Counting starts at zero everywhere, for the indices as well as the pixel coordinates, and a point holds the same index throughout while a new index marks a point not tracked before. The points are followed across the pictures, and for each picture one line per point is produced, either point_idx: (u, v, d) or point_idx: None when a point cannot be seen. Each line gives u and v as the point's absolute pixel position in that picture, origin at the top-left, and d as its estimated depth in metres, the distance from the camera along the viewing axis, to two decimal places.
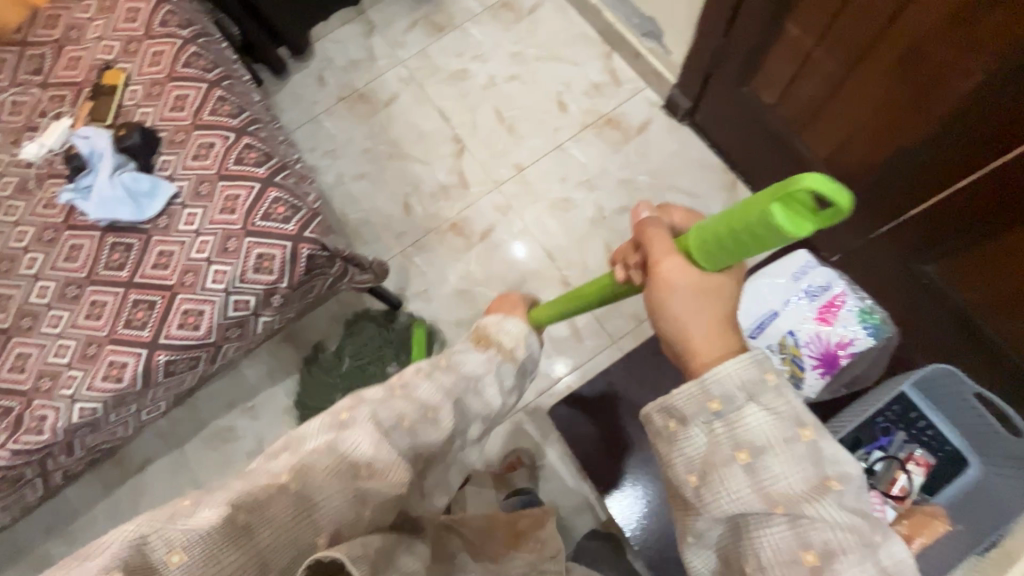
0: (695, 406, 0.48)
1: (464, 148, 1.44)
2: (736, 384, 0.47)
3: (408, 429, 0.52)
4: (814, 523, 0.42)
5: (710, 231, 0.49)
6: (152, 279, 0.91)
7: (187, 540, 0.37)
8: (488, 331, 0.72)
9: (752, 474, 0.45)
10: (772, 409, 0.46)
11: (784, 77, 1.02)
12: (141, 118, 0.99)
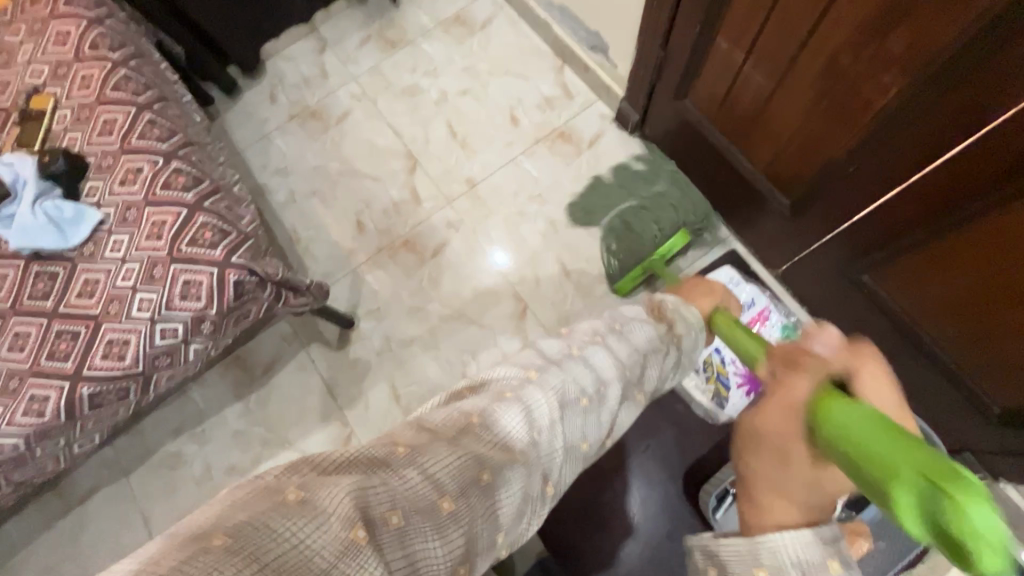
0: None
1: (417, 164, 1.43)
2: (792, 559, 0.46)
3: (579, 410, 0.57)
4: None
5: (858, 433, 0.40)
6: (77, 308, 0.89)
7: (403, 510, 0.44)
8: (664, 306, 0.69)
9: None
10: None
11: (719, 93, 1.02)
12: (69, 143, 0.98)
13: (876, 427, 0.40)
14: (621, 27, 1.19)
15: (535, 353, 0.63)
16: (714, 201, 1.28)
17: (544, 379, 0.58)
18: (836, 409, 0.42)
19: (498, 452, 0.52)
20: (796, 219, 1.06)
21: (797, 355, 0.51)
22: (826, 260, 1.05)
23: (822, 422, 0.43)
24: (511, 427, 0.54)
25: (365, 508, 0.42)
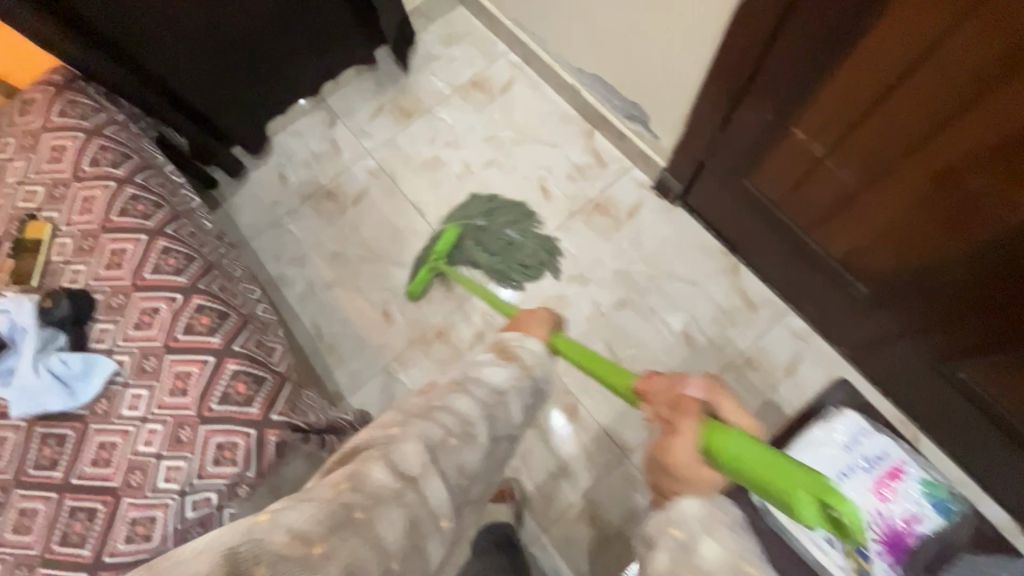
0: (659, 533, 0.53)
1: (444, 246, 1.33)
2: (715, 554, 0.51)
3: (452, 447, 0.57)
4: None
5: (752, 457, 0.51)
6: (91, 480, 0.77)
7: (263, 559, 0.46)
8: (510, 346, 0.68)
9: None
10: (721, 544, 0.49)
11: (791, 180, 0.94)
12: (72, 278, 0.86)
13: (755, 446, 0.51)
14: (666, 102, 1.11)
15: (398, 411, 0.61)
16: (770, 275, 1.20)
17: (407, 430, 0.56)
18: (726, 439, 0.52)
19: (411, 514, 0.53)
20: (872, 309, 0.98)
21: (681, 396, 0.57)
22: (904, 352, 0.99)
23: (719, 452, 0.52)
24: (381, 479, 0.52)
25: (230, 562, 0.46)
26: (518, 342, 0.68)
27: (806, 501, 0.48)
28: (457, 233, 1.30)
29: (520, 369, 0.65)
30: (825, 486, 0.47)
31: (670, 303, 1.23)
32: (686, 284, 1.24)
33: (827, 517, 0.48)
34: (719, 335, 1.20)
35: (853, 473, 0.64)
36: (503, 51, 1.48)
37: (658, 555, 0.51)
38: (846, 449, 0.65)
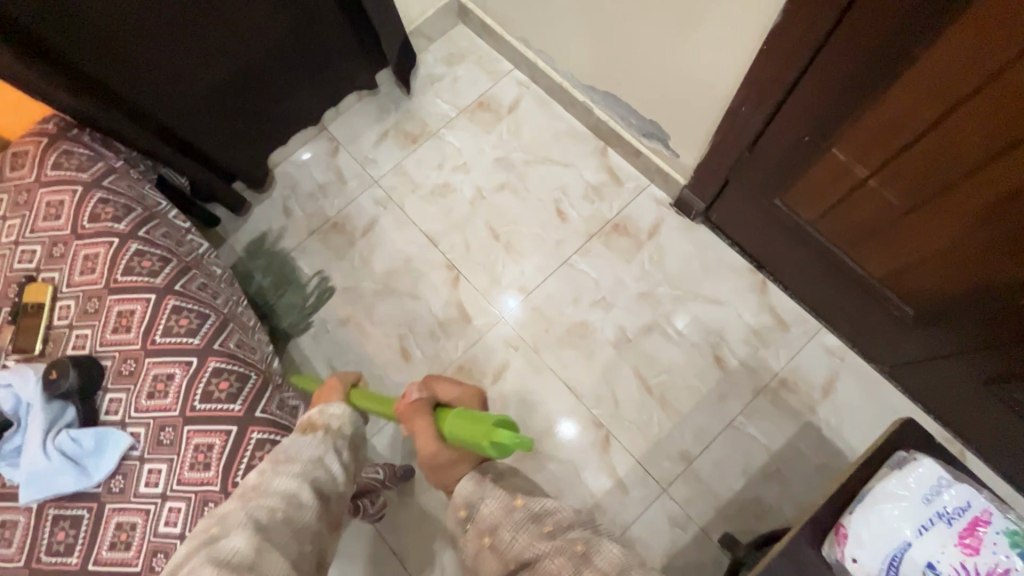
0: (457, 525, 0.63)
1: (459, 275, 1.28)
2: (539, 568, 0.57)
3: (282, 519, 0.60)
4: None
5: (460, 425, 0.64)
6: (110, 565, 0.71)
7: None
8: (313, 421, 0.70)
9: (523, 518, 0.59)
10: (495, 500, 0.62)
11: (828, 201, 0.90)
12: (78, 344, 0.81)
13: (462, 417, 0.65)
14: (689, 121, 1.06)
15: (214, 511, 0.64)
16: (801, 293, 1.15)
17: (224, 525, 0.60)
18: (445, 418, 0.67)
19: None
20: (917, 329, 0.94)
21: (405, 406, 0.70)
22: (952, 371, 0.95)
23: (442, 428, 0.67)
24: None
25: None
26: (320, 413, 0.70)
27: (491, 447, 0.60)
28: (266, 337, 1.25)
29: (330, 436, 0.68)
30: (494, 427, 0.61)
31: (699, 326, 1.19)
32: (713, 305, 1.20)
33: (503, 449, 0.61)
34: (751, 357, 1.16)
35: (932, 526, 0.61)
36: (508, 69, 1.44)
37: (465, 544, 0.62)
38: (925, 500, 0.62)
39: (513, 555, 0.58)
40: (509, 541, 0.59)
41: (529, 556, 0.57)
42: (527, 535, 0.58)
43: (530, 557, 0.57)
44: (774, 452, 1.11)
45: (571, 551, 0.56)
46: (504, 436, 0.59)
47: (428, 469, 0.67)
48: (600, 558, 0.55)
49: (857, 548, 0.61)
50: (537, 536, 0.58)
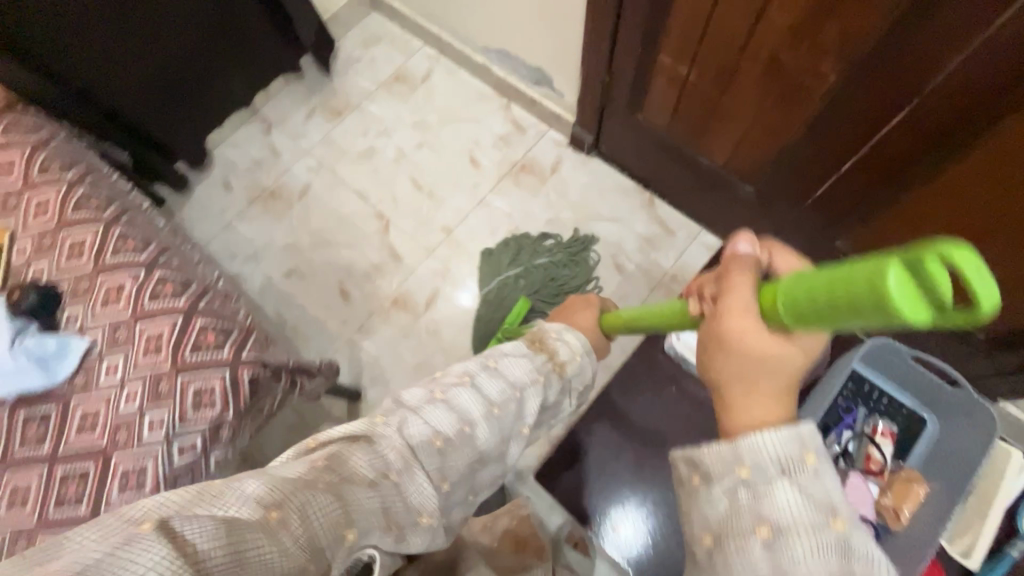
0: (721, 469, 0.44)
1: (389, 223, 1.44)
2: (772, 458, 0.43)
3: (437, 447, 0.58)
4: (774, 494, 0.42)
5: (803, 283, 0.40)
6: (78, 447, 0.83)
7: (207, 517, 0.43)
8: (545, 336, 0.76)
9: (837, 554, 0.39)
10: (806, 491, 0.41)
11: (672, 99, 1.09)
12: (36, 274, 0.92)
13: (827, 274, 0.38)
14: (566, 60, 1.27)
15: (394, 402, 0.63)
16: (682, 201, 1.35)
17: (388, 418, 0.59)
18: (770, 291, 0.45)
19: (378, 502, 0.51)
20: (762, 205, 1.14)
21: (725, 259, 0.51)
22: (796, 238, 1.14)
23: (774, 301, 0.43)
24: (358, 463, 0.53)
25: (163, 522, 0.41)
26: (555, 337, 0.76)
27: (900, 277, 0.31)
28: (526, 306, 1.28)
29: (548, 362, 0.72)
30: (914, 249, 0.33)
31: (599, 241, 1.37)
32: (610, 223, 1.39)
33: (911, 294, 0.32)
34: (645, 262, 1.35)
35: None
36: (419, 46, 1.63)
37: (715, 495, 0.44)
38: None
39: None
40: (794, 559, 0.39)
41: (777, 495, 0.41)
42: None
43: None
44: None
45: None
46: (894, 284, 0.31)
47: (720, 352, 0.48)
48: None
49: None
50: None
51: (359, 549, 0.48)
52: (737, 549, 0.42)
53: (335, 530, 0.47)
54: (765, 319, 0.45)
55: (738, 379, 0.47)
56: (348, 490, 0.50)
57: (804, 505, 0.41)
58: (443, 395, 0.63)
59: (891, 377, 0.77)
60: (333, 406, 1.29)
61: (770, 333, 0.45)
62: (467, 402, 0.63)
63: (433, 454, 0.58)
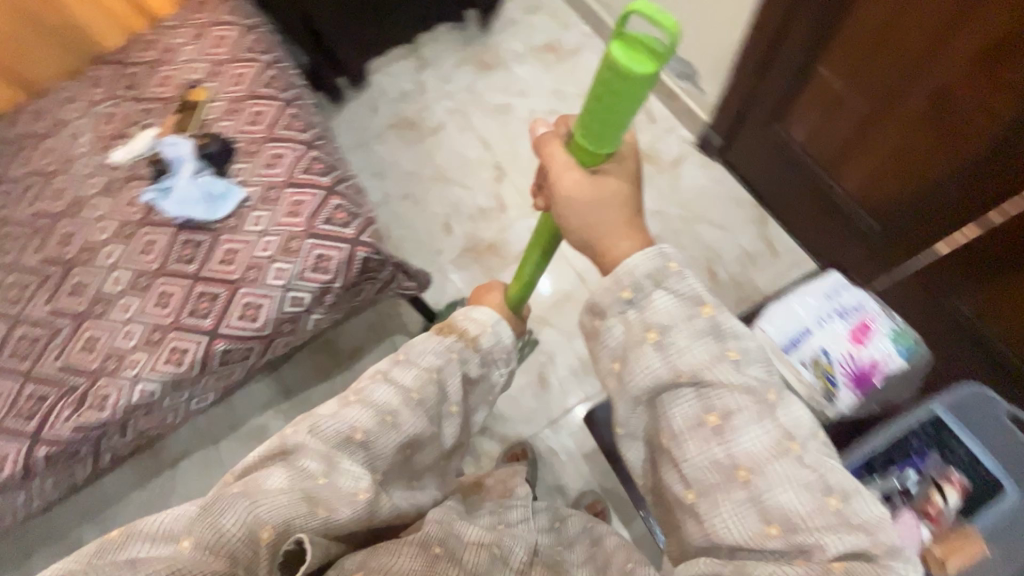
0: (608, 300, 0.54)
1: (504, 175, 1.52)
2: (645, 274, 0.53)
3: (362, 437, 0.60)
4: (658, 309, 0.52)
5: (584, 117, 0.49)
6: (216, 273, 0.98)
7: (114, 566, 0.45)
8: (453, 320, 0.75)
9: (708, 337, 0.51)
10: (677, 296, 0.53)
11: (816, 118, 1.10)
12: (221, 129, 1.10)
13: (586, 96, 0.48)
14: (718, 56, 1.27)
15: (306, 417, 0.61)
16: (795, 226, 1.33)
17: (299, 431, 0.59)
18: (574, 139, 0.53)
19: (298, 500, 0.53)
20: (882, 244, 1.11)
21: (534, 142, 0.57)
22: (905, 291, 1.10)
23: (579, 145, 0.52)
24: (271, 483, 0.53)
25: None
26: (463, 316, 0.76)
27: (616, 53, 0.43)
28: None
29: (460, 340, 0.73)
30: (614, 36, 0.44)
31: (698, 243, 1.37)
32: (716, 229, 1.38)
33: (633, 57, 0.43)
34: (740, 275, 1.33)
35: (831, 320, 0.77)
36: (577, 22, 1.69)
37: (614, 323, 0.54)
38: (829, 298, 0.79)
39: (670, 381, 0.51)
40: (679, 350, 0.51)
41: (656, 296, 0.53)
42: (708, 359, 0.50)
43: (709, 376, 0.50)
44: None
45: (760, 393, 0.50)
46: (618, 56, 0.43)
47: (573, 214, 0.55)
48: (783, 412, 0.50)
49: (765, 323, 0.80)
50: (717, 360, 0.51)
51: (290, 539, 0.51)
52: (640, 364, 0.52)
53: (250, 538, 0.49)
54: (584, 168, 0.53)
55: (594, 227, 0.55)
56: (255, 517, 0.50)
57: (680, 308, 0.52)
58: (358, 396, 0.63)
59: (982, 441, 0.73)
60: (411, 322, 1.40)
61: (596, 179, 0.53)
62: (385, 396, 0.63)
63: (356, 446, 0.59)
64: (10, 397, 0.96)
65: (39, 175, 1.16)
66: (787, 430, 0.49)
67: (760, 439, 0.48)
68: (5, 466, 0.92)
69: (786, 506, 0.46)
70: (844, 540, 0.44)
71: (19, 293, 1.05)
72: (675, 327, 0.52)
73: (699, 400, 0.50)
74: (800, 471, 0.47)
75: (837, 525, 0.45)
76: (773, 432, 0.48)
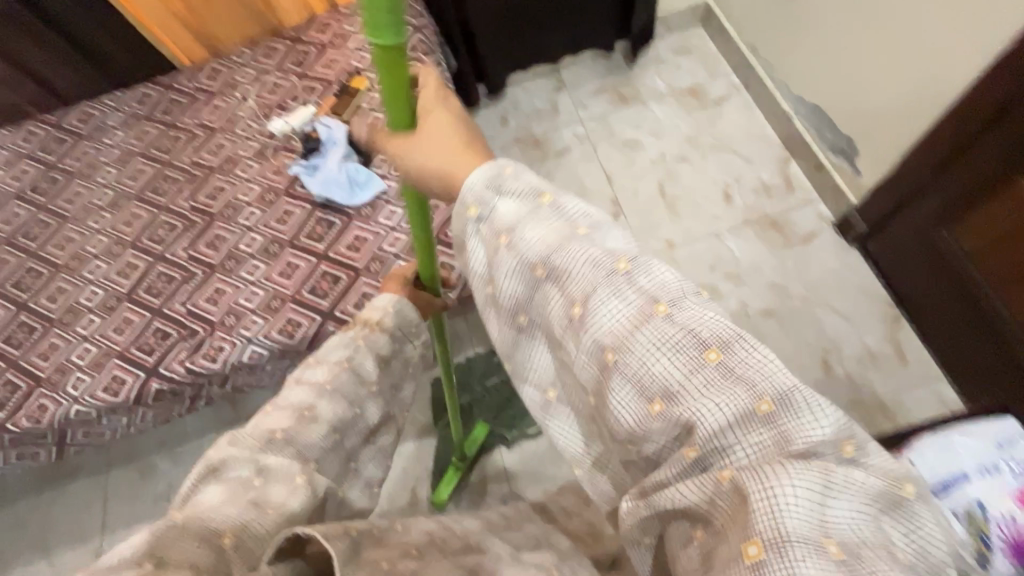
0: (462, 228, 0.43)
1: (620, 212, 1.48)
2: (481, 182, 0.41)
3: (283, 438, 0.58)
4: (497, 213, 0.40)
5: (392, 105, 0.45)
6: (342, 257, 1.02)
7: None
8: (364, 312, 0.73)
9: (555, 220, 0.40)
10: (516, 192, 0.41)
11: (1001, 230, 1.00)
12: (372, 120, 1.14)
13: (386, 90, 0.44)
14: (887, 140, 1.18)
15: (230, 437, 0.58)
16: (934, 337, 1.20)
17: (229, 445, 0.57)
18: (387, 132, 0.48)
19: (246, 508, 0.51)
20: None
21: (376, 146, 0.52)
22: None
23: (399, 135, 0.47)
24: (213, 495, 0.52)
25: None
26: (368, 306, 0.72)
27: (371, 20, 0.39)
28: (484, 432, 1.25)
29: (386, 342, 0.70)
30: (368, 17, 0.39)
31: (817, 329, 1.27)
32: (840, 319, 1.27)
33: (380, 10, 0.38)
34: (859, 375, 1.21)
35: (998, 470, 0.68)
36: (727, 72, 1.63)
37: (472, 246, 0.42)
38: (1000, 446, 0.71)
39: (529, 283, 0.40)
40: (535, 244, 0.39)
41: (494, 204, 0.41)
42: (554, 241, 0.38)
43: (559, 264, 0.38)
44: None
45: (608, 266, 0.37)
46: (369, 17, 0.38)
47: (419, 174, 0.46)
48: (645, 279, 0.37)
49: (916, 456, 0.70)
50: (566, 240, 0.38)
51: (280, 537, 0.42)
52: (505, 275, 0.40)
53: (211, 544, 0.47)
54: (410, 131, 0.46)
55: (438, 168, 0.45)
56: (202, 526, 0.48)
57: (520, 198, 0.40)
58: (273, 405, 0.62)
59: None
60: None
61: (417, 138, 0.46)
62: (300, 395, 0.63)
63: (283, 444, 0.57)
64: (139, 328, 1.04)
65: (204, 128, 1.26)
66: (649, 295, 0.36)
67: (622, 318, 0.36)
68: (123, 391, 0.98)
69: (663, 383, 0.35)
70: (728, 411, 0.33)
71: (165, 233, 1.13)
72: (524, 224, 0.39)
73: (563, 296, 0.38)
74: (675, 339, 0.35)
75: (733, 401, 0.33)
76: (634, 304, 0.36)
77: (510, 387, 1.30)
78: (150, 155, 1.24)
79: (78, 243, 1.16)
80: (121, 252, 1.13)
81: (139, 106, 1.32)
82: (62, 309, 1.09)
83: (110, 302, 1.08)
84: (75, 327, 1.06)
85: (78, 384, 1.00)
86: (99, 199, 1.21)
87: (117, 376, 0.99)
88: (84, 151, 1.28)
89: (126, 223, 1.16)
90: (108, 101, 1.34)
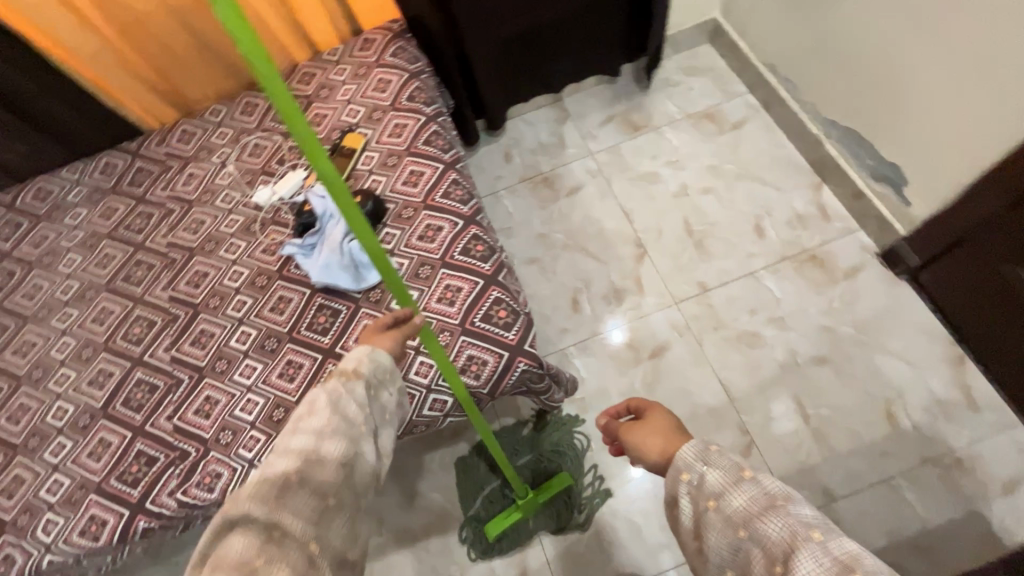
0: (673, 487, 0.53)
1: (645, 255, 1.36)
2: (691, 453, 0.52)
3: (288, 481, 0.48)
4: (706, 477, 0.50)
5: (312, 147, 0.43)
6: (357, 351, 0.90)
7: None
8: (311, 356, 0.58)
9: (756, 493, 0.48)
10: (719, 468, 0.50)
11: None
12: (373, 185, 1.00)
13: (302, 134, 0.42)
14: (942, 175, 1.08)
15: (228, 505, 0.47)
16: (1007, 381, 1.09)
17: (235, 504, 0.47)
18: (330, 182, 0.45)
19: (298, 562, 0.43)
20: None
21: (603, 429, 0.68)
22: None
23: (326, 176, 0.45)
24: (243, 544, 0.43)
25: None
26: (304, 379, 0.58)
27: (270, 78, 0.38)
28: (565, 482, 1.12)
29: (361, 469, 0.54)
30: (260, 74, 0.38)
31: (876, 377, 1.16)
32: (899, 363, 1.16)
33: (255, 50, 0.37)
34: (929, 428, 1.10)
35: None
36: (743, 91, 1.53)
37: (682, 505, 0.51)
38: None
39: (733, 543, 0.47)
40: (738, 510, 0.47)
41: (701, 475, 0.51)
42: (754, 508, 0.46)
43: (762, 526, 0.45)
44: (931, 526, 1.03)
45: (802, 533, 0.43)
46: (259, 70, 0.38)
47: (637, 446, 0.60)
48: (839, 548, 0.42)
49: None
50: (769, 510, 0.46)
51: None
52: (711, 532, 0.48)
53: None
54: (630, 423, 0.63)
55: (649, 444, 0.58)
56: None
57: (723, 472, 0.50)
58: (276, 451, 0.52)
59: None
60: (524, 407, 1.23)
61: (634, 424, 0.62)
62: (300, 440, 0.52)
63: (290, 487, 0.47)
64: (119, 452, 0.89)
65: (179, 202, 1.10)
66: (845, 563, 0.41)
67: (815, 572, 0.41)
68: (103, 534, 0.83)
69: None
70: None
71: (142, 330, 0.99)
72: (728, 494, 0.48)
73: (764, 555, 0.44)
74: None
75: None
76: (828, 562, 0.41)
77: (546, 467, 1.17)
78: (118, 237, 1.09)
79: (42, 348, 1.01)
80: (93, 356, 0.98)
81: (102, 178, 1.17)
82: (25, 432, 0.93)
83: (82, 420, 0.93)
84: (42, 456, 0.91)
85: (50, 529, 0.85)
86: (63, 292, 1.06)
87: (96, 516, 0.84)
88: (42, 236, 1.13)
89: (96, 320, 1.01)
90: (66, 174, 1.19)
